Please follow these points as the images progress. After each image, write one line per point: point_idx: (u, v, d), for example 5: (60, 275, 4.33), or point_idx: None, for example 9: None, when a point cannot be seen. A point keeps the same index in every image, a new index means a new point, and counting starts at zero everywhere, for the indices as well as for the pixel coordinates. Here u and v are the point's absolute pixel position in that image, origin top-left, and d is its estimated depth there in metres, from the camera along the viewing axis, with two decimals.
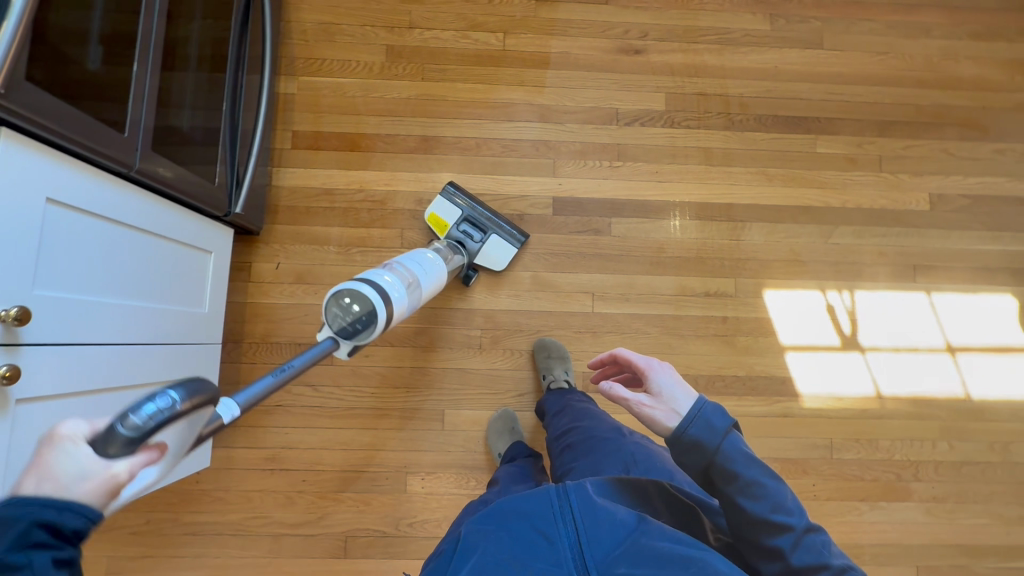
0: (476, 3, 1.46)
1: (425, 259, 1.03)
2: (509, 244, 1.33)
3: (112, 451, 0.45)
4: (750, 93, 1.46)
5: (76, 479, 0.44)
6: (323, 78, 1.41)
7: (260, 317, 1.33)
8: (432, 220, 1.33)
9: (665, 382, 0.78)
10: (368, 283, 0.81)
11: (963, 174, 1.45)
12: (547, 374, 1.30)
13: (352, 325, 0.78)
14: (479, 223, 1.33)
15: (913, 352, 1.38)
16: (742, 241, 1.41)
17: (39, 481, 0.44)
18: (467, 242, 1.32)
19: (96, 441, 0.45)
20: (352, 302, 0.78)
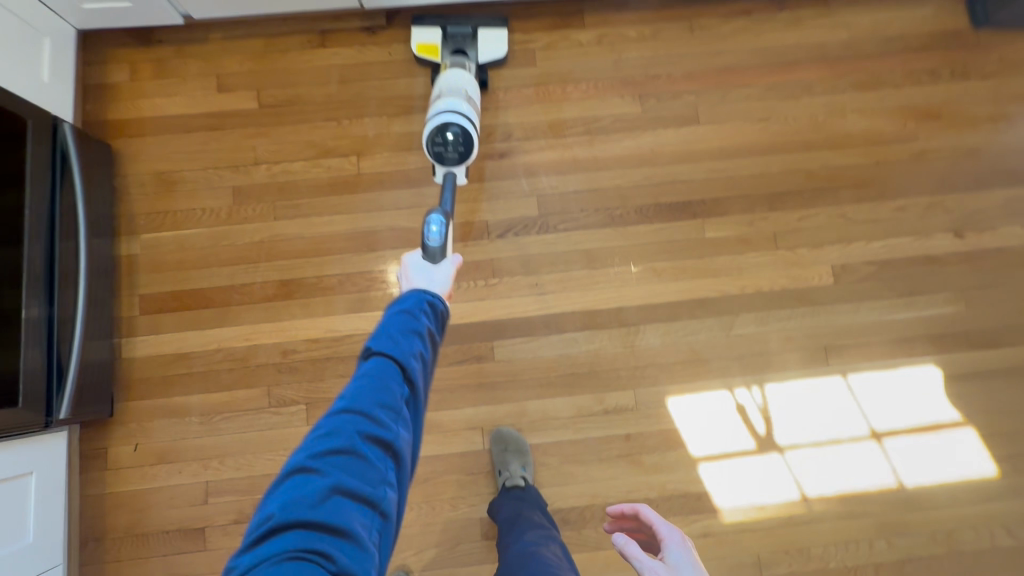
0: (325, 126, 1.36)
1: (452, 75, 1.22)
2: (494, 31, 1.36)
3: (436, 256, 0.86)
4: (627, 183, 1.36)
5: (431, 277, 0.82)
6: (168, 233, 1.32)
7: (122, 508, 1.22)
8: (421, 48, 1.34)
9: (680, 557, 0.78)
10: (449, 115, 1.12)
11: (865, 239, 1.35)
12: (503, 470, 1.20)
13: (458, 148, 1.13)
14: (462, 26, 1.35)
15: (836, 444, 1.27)
16: (636, 347, 1.30)
17: (409, 278, 0.82)
18: (466, 50, 1.34)
19: (425, 252, 0.86)
20: (447, 134, 1.12)
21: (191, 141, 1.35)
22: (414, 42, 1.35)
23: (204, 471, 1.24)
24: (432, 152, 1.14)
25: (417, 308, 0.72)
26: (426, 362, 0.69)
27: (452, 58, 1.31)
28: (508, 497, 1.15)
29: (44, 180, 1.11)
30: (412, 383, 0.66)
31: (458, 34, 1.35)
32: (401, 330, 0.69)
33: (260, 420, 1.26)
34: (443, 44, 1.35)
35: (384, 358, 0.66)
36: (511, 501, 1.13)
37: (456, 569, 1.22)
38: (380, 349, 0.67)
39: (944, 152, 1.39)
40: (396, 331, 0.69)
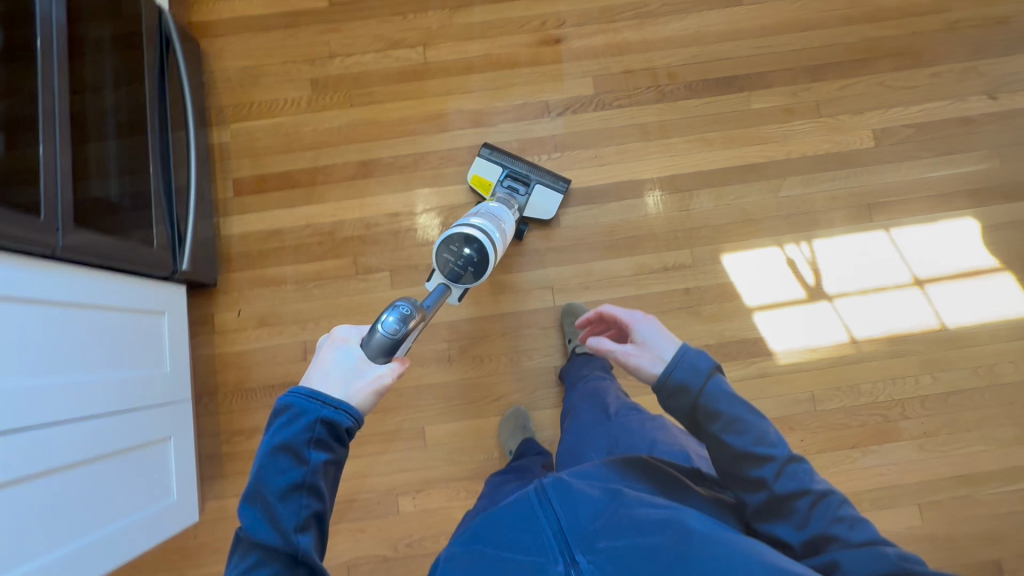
0: (391, 21, 1.46)
1: (494, 205, 1.16)
2: (553, 192, 1.36)
3: (376, 351, 0.73)
4: (676, 62, 1.45)
5: (351, 377, 0.70)
6: (254, 122, 1.43)
7: (230, 366, 1.35)
8: (474, 180, 1.37)
9: (648, 332, 0.78)
10: (466, 227, 1.01)
11: (904, 104, 1.43)
12: (572, 339, 1.33)
13: (466, 266, 1.00)
14: (521, 176, 1.36)
15: (881, 291, 1.37)
16: (691, 211, 1.40)
17: (322, 371, 0.70)
18: (515, 196, 1.34)
19: (362, 342, 0.73)
20: (465, 248, 1.00)
21: (269, 39, 1.46)
22: (473, 169, 1.38)
23: (301, 332, 1.36)
24: (438, 257, 1.02)
25: (302, 446, 0.64)
26: (314, 521, 0.64)
27: (501, 194, 1.30)
28: (576, 361, 1.28)
29: (152, 65, 1.21)
30: (300, 564, 0.62)
31: (515, 175, 1.36)
32: (283, 482, 0.63)
33: (349, 287, 1.38)
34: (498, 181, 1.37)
35: (264, 546, 0.62)
36: (575, 363, 1.27)
37: (535, 412, 1.35)
38: (258, 534, 0.62)
39: (978, 21, 1.46)
40: (277, 487, 0.63)
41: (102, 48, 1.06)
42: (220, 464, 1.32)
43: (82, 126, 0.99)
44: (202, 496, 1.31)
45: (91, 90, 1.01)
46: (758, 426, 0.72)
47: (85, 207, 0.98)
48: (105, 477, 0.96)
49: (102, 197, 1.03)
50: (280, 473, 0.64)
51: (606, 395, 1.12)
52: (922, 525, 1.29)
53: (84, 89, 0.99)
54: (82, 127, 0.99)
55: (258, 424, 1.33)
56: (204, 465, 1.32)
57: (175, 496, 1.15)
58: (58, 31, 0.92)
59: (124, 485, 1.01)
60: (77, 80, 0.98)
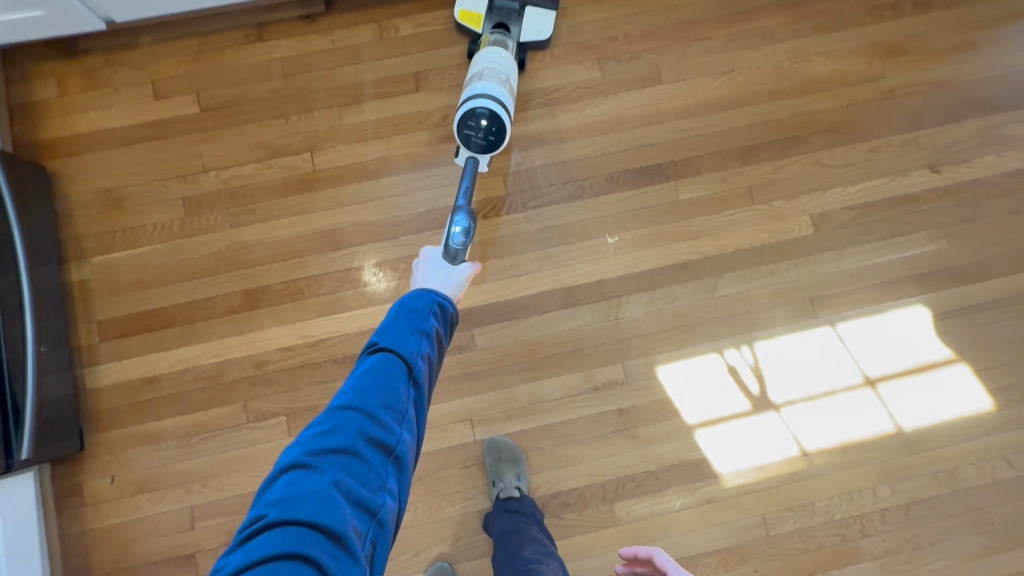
0: (272, 125, 1.29)
1: (495, 54, 1.15)
2: (543, 12, 1.27)
3: (456, 255, 0.96)
4: (595, 152, 1.31)
5: (446, 279, 0.88)
6: (118, 253, 1.25)
7: (104, 544, 1.17)
8: (463, 15, 1.27)
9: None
10: (483, 97, 1.07)
11: (842, 184, 1.32)
12: (497, 481, 1.16)
13: (487, 138, 1.10)
14: (512, 2, 1.26)
15: (831, 395, 1.25)
16: (620, 319, 1.27)
17: (424, 276, 0.88)
18: (510, 27, 1.27)
19: (447, 254, 0.96)
20: (482, 120, 1.08)
21: (132, 155, 1.28)
22: (458, 6, 1.28)
23: (186, 496, 1.19)
24: (460, 131, 1.10)
25: (427, 308, 0.71)
26: (431, 363, 0.68)
27: (493, 33, 1.24)
28: (502, 512, 1.10)
29: None
30: (416, 381, 0.64)
31: (505, 8, 1.27)
32: (409, 329, 0.68)
33: (240, 438, 1.21)
34: (487, 15, 1.27)
35: (391, 355, 0.64)
36: (503, 517, 1.08)
37: (460, 564, 1.19)
38: (389, 345, 0.65)
39: (913, 87, 1.35)
40: (404, 330, 0.68)
41: None
42: None
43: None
44: None
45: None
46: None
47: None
48: None
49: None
50: (413, 315, 0.70)
51: None
52: None
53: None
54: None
55: None
56: None
57: None
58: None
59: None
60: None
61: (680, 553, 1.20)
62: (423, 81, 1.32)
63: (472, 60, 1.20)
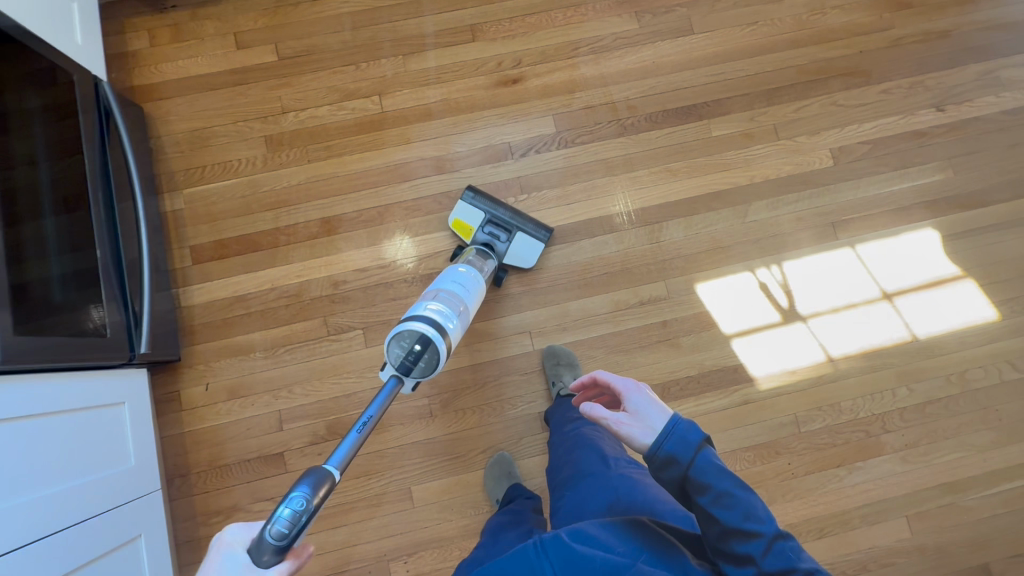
0: (344, 71, 1.43)
1: (461, 272, 1.11)
2: (535, 240, 1.33)
3: (264, 554, 0.62)
4: (635, 94, 1.46)
5: None
6: (208, 185, 1.38)
7: (202, 444, 1.29)
8: (456, 224, 1.33)
9: (640, 402, 0.76)
10: (418, 321, 0.90)
11: (857, 122, 1.46)
12: (556, 382, 1.29)
13: (417, 365, 0.87)
14: (503, 223, 1.32)
15: (853, 308, 1.39)
16: (661, 242, 1.40)
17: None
18: (495, 245, 1.32)
19: (253, 548, 0.63)
20: (416, 345, 0.87)
21: (218, 98, 1.41)
22: (453, 213, 1.34)
23: (275, 401, 1.31)
24: (388, 350, 0.88)
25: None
26: None
27: (479, 248, 1.29)
28: (562, 402, 1.23)
29: (95, 138, 1.16)
30: None
31: (497, 222, 1.33)
32: None
33: (321, 349, 1.34)
34: (478, 227, 1.33)
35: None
36: (562, 406, 1.21)
37: (522, 460, 1.32)
38: None
39: (919, 36, 1.50)
40: None
41: (34, 127, 1.00)
42: (198, 548, 1.26)
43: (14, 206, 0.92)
44: None
45: (21, 163, 0.95)
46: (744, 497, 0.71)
47: (18, 284, 0.90)
48: None
49: (42, 278, 0.96)
50: None
51: (604, 441, 1.05)
52: (912, 537, 1.31)
53: (11, 163, 0.93)
54: (14, 204, 0.92)
55: (235, 502, 1.27)
56: (181, 551, 1.25)
57: None
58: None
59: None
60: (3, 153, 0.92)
61: (720, 448, 1.34)
62: (478, 32, 1.46)
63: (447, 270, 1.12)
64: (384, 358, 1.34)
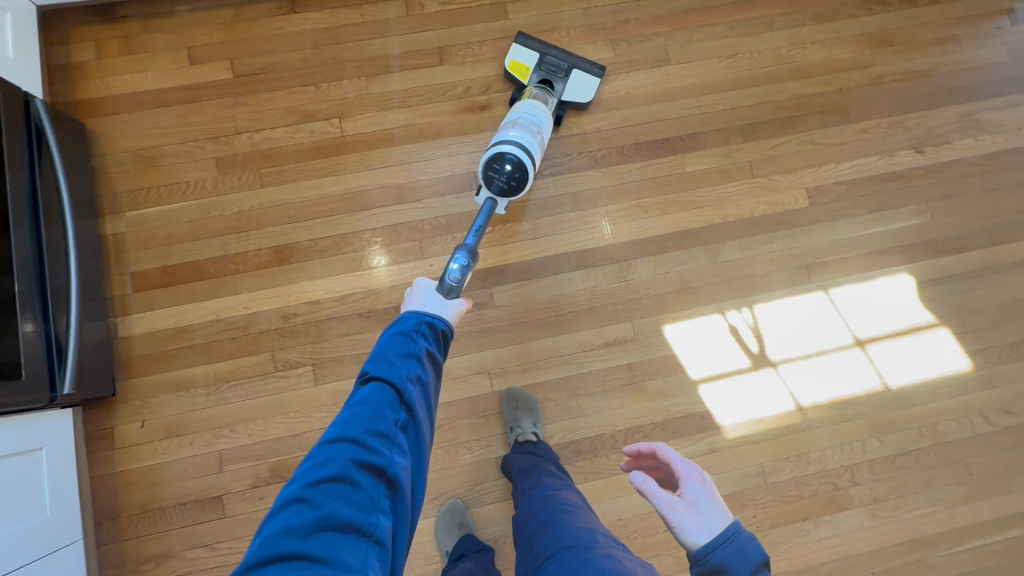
0: (303, 91, 1.36)
1: (534, 106, 1.20)
2: (589, 77, 1.35)
3: (451, 291, 0.89)
4: (608, 125, 1.40)
5: (437, 307, 0.81)
6: (153, 208, 1.31)
7: (135, 485, 1.21)
8: (512, 66, 1.36)
9: (699, 494, 0.73)
10: (505, 145, 1.09)
11: (835, 161, 1.42)
12: (515, 427, 1.23)
13: (508, 183, 1.09)
14: (559, 63, 1.35)
15: (824, 354, 1.35)
16: (630, 281, 1.35)
17: (417, 300, 0.82)
18: (554, 83, 1.35)
19: (441, 285, 0.89)
20: (506, 165, 1.08)
21: (168, 116, 1.33)
22: (508, 57, 1.37)
23: (215, 441, 1.24)
24: (483, 173, 1.10)
25: (415, 330, 0.73)
26: (423, 386, 0.69)
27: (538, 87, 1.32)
28: (520, 451, 1.17)
29: (24, 162, 1.08)
30: (408, 406, 0.66)
31: (553, 66, 1.36)
32: (398, 352, 0.70)
33: (268, 386, 1.26)
34: (535, 68, 1.36)
35: (380, 382, 0.67)
36: (521, 456, 1.15)
37: (477, 508, 1.26)
38: (377, 374, 0.67)
39: (900, 75, 1.47)
40: (393, 354, 0.70)
41: None
42: None
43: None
44: None
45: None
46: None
47: None
48: None
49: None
50: (404, 326, 0.73)
51: (586, 511, 0.91)
52: None
53: None
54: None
55: (168, 549, 1.20)
56: None
57: None
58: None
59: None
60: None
61: None
62: (447, 55, 1.40)
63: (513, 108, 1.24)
64: (333, 396, 1.27)
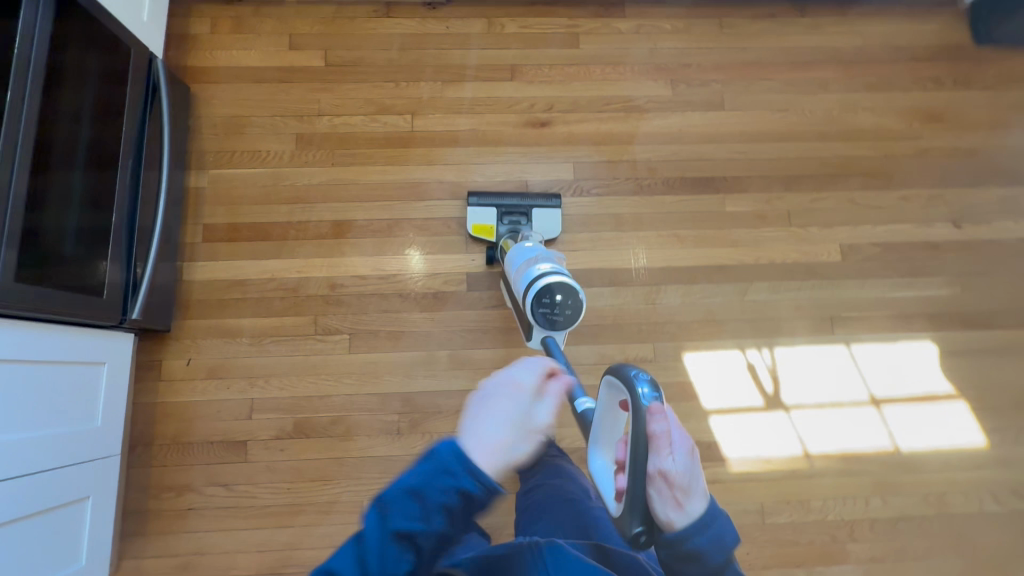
0: (384, 87, 1.49)
1: (527, 246, 1.20)
2: (550, 211, 1.41)
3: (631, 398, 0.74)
4: (657, 157, 1.49)
5: (515, 418, 0.69)
6: (233, 170, 1.44)
7: (171, 417, 1.31)
8: (478, 228, 1.39)
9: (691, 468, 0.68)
10: (545, 278, 1.03)
11: (872, 223, 1.47)
12: None
13: (566, 311, 1.03)
14: (517, 209, 1.41)
15: (838, 406, 1.37)
16: (658, 304, 1.41)
17: (497, 415, 0.68)
18: (522, 228, 1.39)
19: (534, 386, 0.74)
20: (556, 296, 1.02)
21: (261, 91, 1.48)
22: (469, 222, 1.40)
23: (250, 389, 1.33)
24: (535, 313, 1.04)
25: (444, 488, 0.62)
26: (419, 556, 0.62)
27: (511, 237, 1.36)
28: None
29: (136, 109, 1.22)
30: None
31: (513, 212, 1.41)
32: (410, 511, 0.62)
33: (306, 347, 1.35)
34: (497, 223, 1.40)
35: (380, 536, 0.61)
36: None
37: None
38: (381, 523, 0.61)
39: (945, 150, 1.52)
40: (406, 513, 0.61)
41: (82, 86, 1.08)
42: (143, 520, 1.26)
43: (45, 155, 0.99)
44: (118, 554, 1.24)
45: (63, 121, 1.03)
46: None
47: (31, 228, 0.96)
48: (18, 535, 0.92)
49: (56, 229, 1.02)
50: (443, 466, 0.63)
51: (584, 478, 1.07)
52: None
53: (55, 120, 1.01)
54: (46, 159, 1.00)
55: (190, 482, 1.28)
56: (126, 520, 1.26)
57: (82, 561, 1.08)
58: (33, 65, 0.97)
59: (31, 538, 0.95)
60: (47, 109, 1.00)
61: None
62: (518, 73, 1.52)
63: (508, 253, 1.24)
64: (364, 367, 1.35)
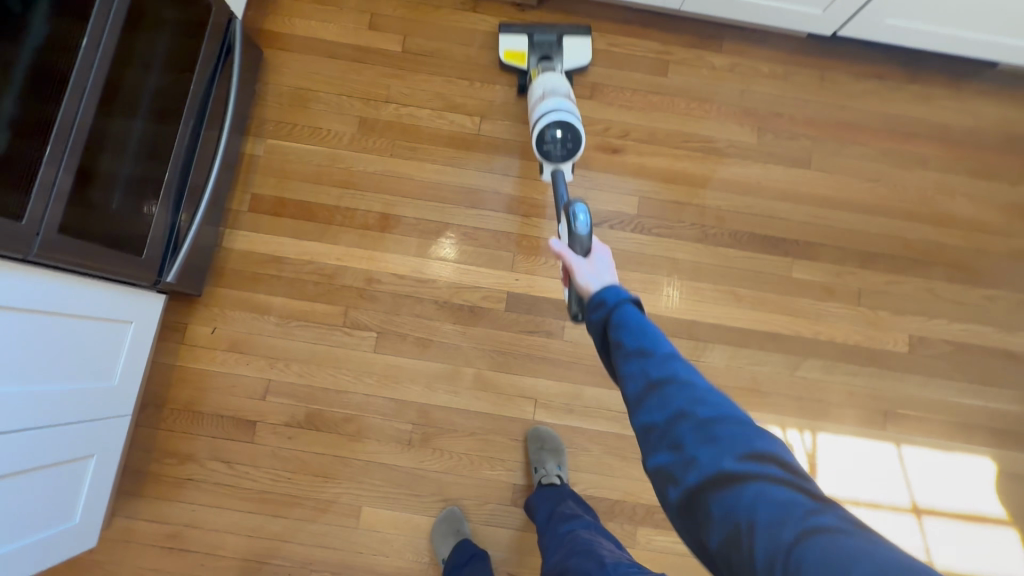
0: (458, 84, 1.43)
1: (549, 75, 1.28)
2: (580, 39, 1.39)
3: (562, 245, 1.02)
4: (729, 207, 1.40)
5: None
6: (291, 144, 1.40)
7: (187, 383, 1.28)
8: (509, 54, 1.39)
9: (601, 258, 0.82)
10: (548, 116, 1.16)
11: (948, 319, 1.36)
12: (539, 468, 1.22)
13: (566, 147, 1.16)
14: (548, 36, 1.39)
15: (876, 508, 1.27)
16: (701, 362, 1.33)
17: None
18: (553, 57, 1.38)
19: None
20: (557, 134, 1.15)
21: (333, 68, 1.43)
22: (501, 49, 1.40)
23: (269, 369, 1.29)
24: (540, 151, 1.18)
25: None
26: None
27: (540, 64, 1.35)
28: (542, 492, 1.16)
29: (208, 67, 1.19)
30: None
31: (544, 43, 1.39)
32: None
33: (332, 337, 1.31)
34: (529, 51, 1.39)
35: None
36: (549, 497, 1.13)
37: (479, 526, 1.25)
38: None
39: None
40: None
41: (159, 33, 1.03)
42: (141, 482, 1.24)
43: (113, 96, 0.95)
44: (112, 510, 1.23)
45: (136, 64, 0.99)
46: (678, 370, 0.61)
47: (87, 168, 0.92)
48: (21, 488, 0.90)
49: (109, 174, 0.98)
50: None
51: (605, 542, 0.91)
52: None
53: (128, 62, 0.96)
54: (114, 100, 0.95)
55: (192, 453, 1.26)
56: (125, 478, 1.24)
57: (75, 519, 1.07)
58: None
59: (33, 491, 0.93)
60: (124, 49, 0.95)
61: None
62: (599, 92, 1.44)
63: (535, 79, 1.31)
64: (385, 369, 1.30)
